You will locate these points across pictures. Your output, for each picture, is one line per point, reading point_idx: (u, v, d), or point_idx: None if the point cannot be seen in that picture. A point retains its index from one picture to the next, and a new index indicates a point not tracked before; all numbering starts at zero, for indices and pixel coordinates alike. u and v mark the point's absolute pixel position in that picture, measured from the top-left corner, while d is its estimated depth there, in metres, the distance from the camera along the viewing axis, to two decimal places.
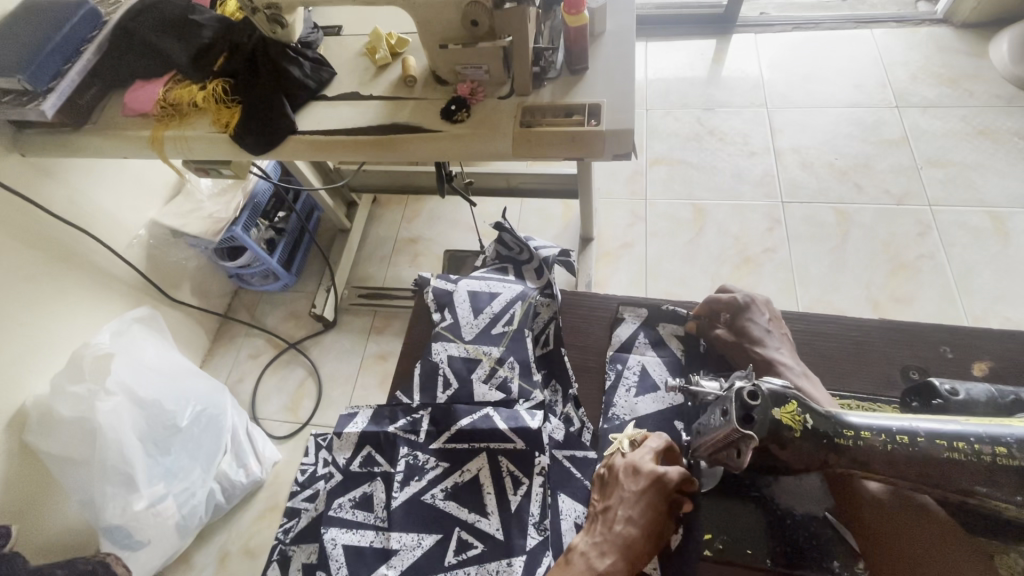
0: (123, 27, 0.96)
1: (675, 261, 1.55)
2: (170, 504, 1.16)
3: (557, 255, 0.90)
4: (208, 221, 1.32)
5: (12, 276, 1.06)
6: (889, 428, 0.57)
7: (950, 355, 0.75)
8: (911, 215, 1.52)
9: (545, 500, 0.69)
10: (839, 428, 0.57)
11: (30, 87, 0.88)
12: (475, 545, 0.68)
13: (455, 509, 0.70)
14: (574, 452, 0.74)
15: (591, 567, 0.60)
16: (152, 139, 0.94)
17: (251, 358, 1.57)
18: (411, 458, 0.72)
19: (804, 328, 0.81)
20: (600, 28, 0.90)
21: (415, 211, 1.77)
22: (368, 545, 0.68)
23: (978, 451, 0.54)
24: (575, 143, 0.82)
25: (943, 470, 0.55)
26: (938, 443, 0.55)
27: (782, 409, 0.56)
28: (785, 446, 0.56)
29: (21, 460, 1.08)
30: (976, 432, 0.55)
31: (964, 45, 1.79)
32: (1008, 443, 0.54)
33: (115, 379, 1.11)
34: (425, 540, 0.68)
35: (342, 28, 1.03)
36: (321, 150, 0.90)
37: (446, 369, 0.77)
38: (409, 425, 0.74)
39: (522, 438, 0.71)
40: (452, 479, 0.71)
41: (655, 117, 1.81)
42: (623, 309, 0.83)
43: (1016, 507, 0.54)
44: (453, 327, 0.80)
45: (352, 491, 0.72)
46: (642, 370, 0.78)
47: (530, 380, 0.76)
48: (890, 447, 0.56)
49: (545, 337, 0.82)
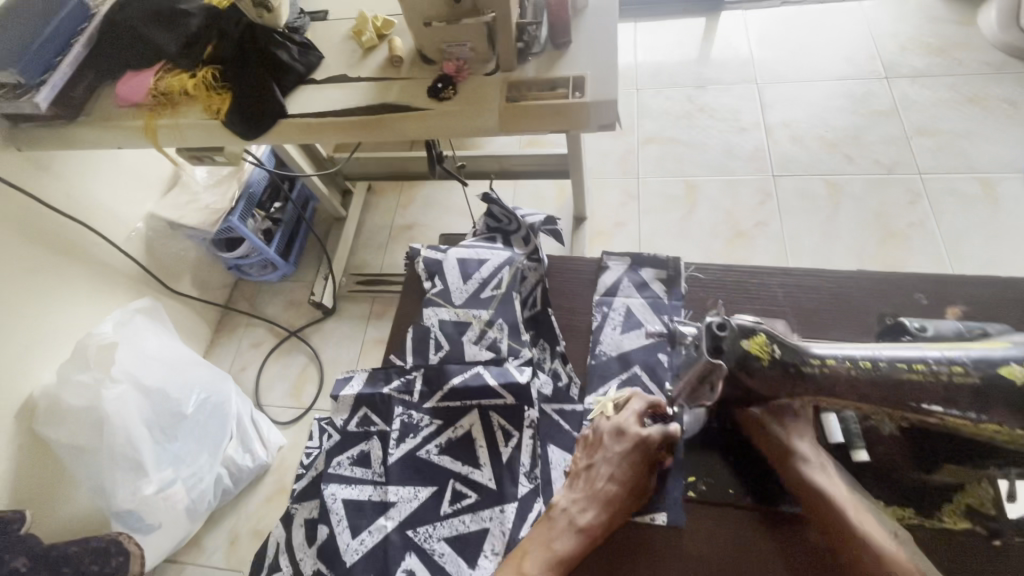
0: (111, 18, 0.97)
1: (669, 237, 1.56)
2: (179, 488, 1.19)
3: (543, 222, 0.91)
4: (205, 212, 1.34)
5: (14, 269, 1.08)
6: (853, 355, 0.56)
7: (925, 300, 0.75)
8: (902, 184, 1.54)
9: (535, 450, 0.71)
10: (805, 357, 0.57)
11: (23, 81, 0.89)
12: (470, 495, 0.70)
13: (449, 463, 0.72)
14: (563, 406, 0.75)
15: (572, 522, 0.64)
16: (145, 128, 0.95)
17: (253, 347, 1.59)
18: (405, 416, 0.74)
19: (785, 282, 0.79)
20: (583, 2, 0.91)
21: (410, 198, 1.78)
22: (367, 499, 0.71)
23: (936, 371, 0.52)
24: (560, 116, 0.84)
25: (904, 391, 0.53)
26: (898, 365, 0.54)
27: (750, 340, 0.58)
28: (753, 374, 0.58)
29: (31, 448, 1.11)
30: (934, 354, 0.54)
31: (953, 13, 1.79)
32: (964, 362, 0.52)
33: (120, 367, 1.13)
34: (421, 492, 0.70)
35: (329, 13, 1.04)
36: (309, 133, 0.92)
37: (438, 333, 0.79)
38: (403, 386, 0.76)
39: (512, 393, 0.73)
40: (446, 435, 0.73)
41: (645, 96, 1.82)
42: (605, 257, 0.84)
43: (975, 424, 0.52)
44: (443, 293, 0.82)
45: (349, 450, 0.74)
46: (627, 312, 0.80)
47: (518, 340, 0.78)
48: (853, 372, 0.55)
49: (533, 299, 0.82)
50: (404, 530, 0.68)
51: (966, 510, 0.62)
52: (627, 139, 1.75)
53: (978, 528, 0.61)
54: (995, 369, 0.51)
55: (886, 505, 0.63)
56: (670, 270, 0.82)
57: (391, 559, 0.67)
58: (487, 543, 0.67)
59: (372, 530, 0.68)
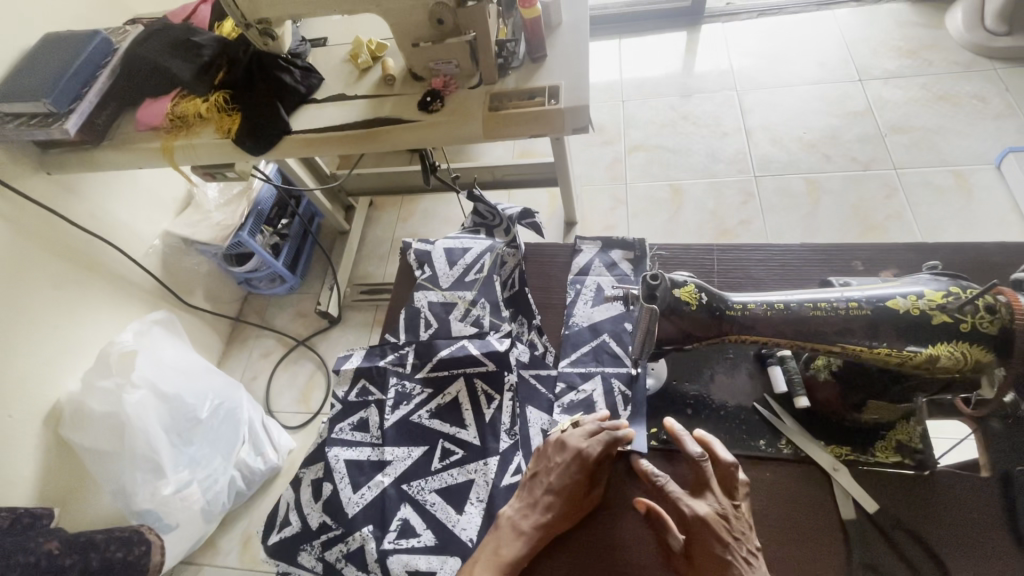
0: (133, 52, 1.08)
1: (657, 237, 1.63)
2: (195, 489, 1.25)
3: (520, 214, 0.95)
4: (217, 228, 1.43)
5: (44, 284, 1.17)
6: (769, 299, 0.65)
7: (862, 267, 0.81)
8: (878, 179, 1.61)
9: (514, 410, 0.78)
10: (729, 304, 0.65)
11: (54, 110, 0.99)
12: (457, 452, 0.77)
13: (438, 425, 0.79)
14: (539, 371, 0.81)
15: (515, 528, 0.67)
16: (163, 149, 1.04)
17: (263, 356, 1.67)
18: (399, 386, 0.81)
19: (736, 255, 0.86)
20: (556, 19, 1.01)
21: (410, 211, 1.87)
22: (365, 458, 0.77)
23: (837, 307, 0.62)
24: (538, 122, 0.92)
25: (813, 326, 0.63)
26: (807, 305, 0.63)
27: (681, 289, 0.65)
28: (683, 318, 0.65)
29: (57, 451, 1.18)
30: (836, 295, 0.64)
31: (922, 17, 1.87)
32: (859, 300, 0.62)
33: (140, 374, 1.20)
34: (414, 452, 0.77)
35: (328, 39, 1.14)
36: (308, 146, 1.01)
37: (427, 313, 0.87)
38: (397, 359, 0.83)
39: (493, 360, 0.80)
40: (435, 402, 0.80)
41: (631, 107, 1.91)
42: (579, 241, 0.90)
43: (871, 349, 0.62)
44: (431, 278, 0.90)
45: (351, 417, 0.81)
46: (598, 288, 0.85)
47: (499, 316, 0.86)
48: (769, 313, 0.64)
49: (512, 281, 0.89)
50: (400, 484, 0.75)
51: (897, 445, 0.69)
52: (615, 148, 1.83)
53: (906, 461, 0.68)
54: (883, 304, 0.61)
55: (826, 444, 0.70)
56: (636, 250, 0.88)
57: (388, 511, 0.74)
58: (473, 492, 0.74)
59: (371, 485, 0.75)
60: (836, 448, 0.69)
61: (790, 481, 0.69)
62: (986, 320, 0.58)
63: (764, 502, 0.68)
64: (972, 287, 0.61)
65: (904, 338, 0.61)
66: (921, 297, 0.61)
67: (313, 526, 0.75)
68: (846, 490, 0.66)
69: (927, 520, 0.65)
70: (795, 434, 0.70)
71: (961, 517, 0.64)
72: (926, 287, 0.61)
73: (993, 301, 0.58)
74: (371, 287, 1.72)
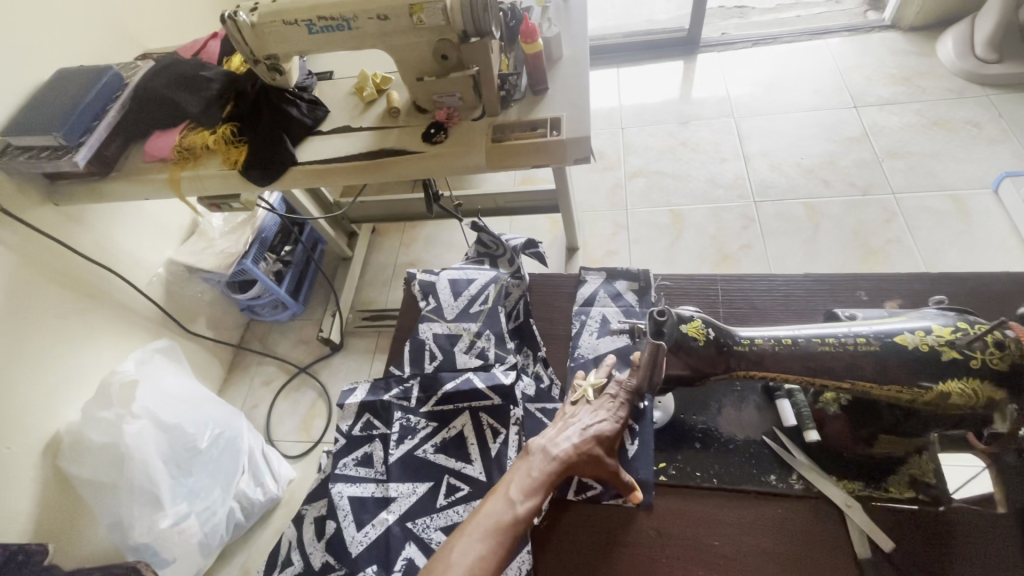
0: (144, 87, 1.10)
1: (658, 263, 1.64)
2: (193, 522, 1.23)
3: (524, 244, 0.96)
4: (221, 256, 1.44)
5: (49, 313, 1.17)
6: (776, 334, 0.65)
7: (865, 297, 0.81)
8: (877, 204, 1.62)
9: (521, 444, 0.77)
10: (737, 339, 0.65)
11: (64, 142, 1.00)
12: (463, 488, 0.75)
13: (444, 460, 0.77)
14: (545, 404, 0.80)
15: (548, 453, 0.65)
16: (170, 180, 1.06)
17: (264, 384, 1.66)
18: (404, 420, 0.81)
19: (741, 287, 0.85)
20: (557, 53, 1.04)
21: (412, 237, 1.89)
22: (369, 495, 0.76)
23: (844, 342, 0.62)
24: (541, 152, 0.94)
25: (822, 363, 0.63)
26: (815, 341, 0.63)
27: (687, 324, 0.65)
28: (692, 355, 0.64)
29: (54, 484, 1.16)
30: (843, 329, 0.64)
31: (913, 46, 1.92)
32: (868, 335, 0.62)
33: (140, 404, 1.19)
34: (419, 488, 0.76)
35: (334, 73, 1.17)
36: (313, 176, 1.01)
37: (432, 344, 0.87)
38: (401, 392, 0.83)
39: (498, 394, 0.79)
40: (440, 435, 0.79)
41: (630, 134, 1.94)
42: (584, 271, 0.91)
43: (880, 387, 0.62)
44: (436, 309, 0.90)
45: (354, 452, 0.80)
46: (603, 319, 0.85)
47: (504, 348, 0.85)
48: (776, 348, 0.64)
49: (517, 312, 0.90)
50: (404, 522, 0.73)
51: (910, 480, 0.68)
52: (615, 174, 1.86)
53: (921, 497, 0.66)
54: (890, 339, 0.61)
55: (838, 479, 0.69)
56: (641, 280, 0.88)
57: (393, 550, 0.72)
58: None
59: (375, 523, 0.73)
60: (850, 484, 0.68)
61: (802, 518, 0.67)
62: (995, 356, 0.58)
63: (778, 541, 0.66)
64: (980, 323, 0.61)
65: (915, 376, 0.60)
66: (929, 332, 0.61)
67: (315, 566, 0.73)
68: (860, 526, 0.65)
69: (941, 555, 0.63)
70: (805, 469, 0.69)
71: (976, 551, 0.63)
72: (934, 322, 0.61)
73: (1002, 337, 0.59)
74: (374, 313, 1.73)
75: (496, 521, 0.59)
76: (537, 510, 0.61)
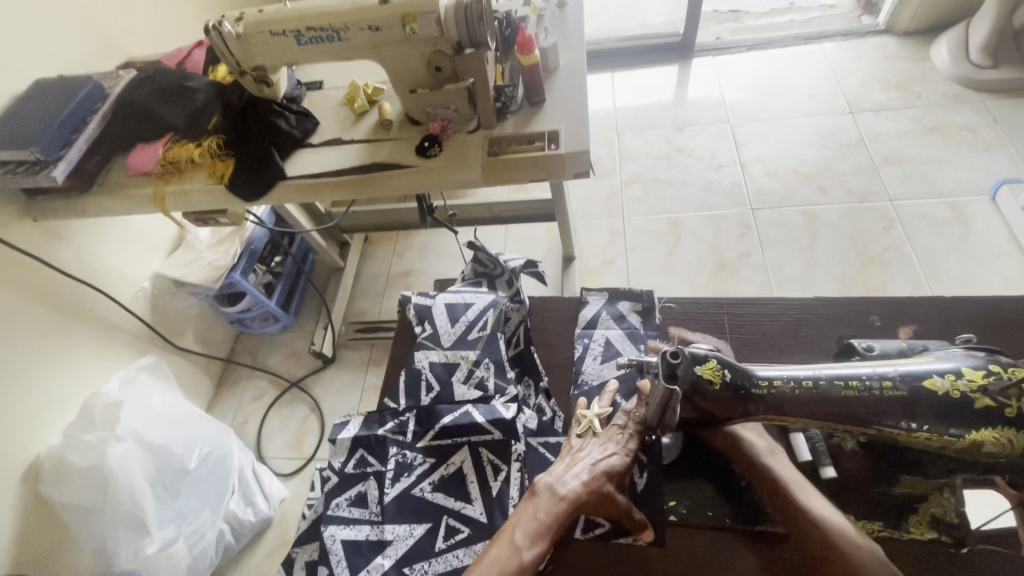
0: (125, 97, 1.05)
1: (656, 272, 1.62)
2: (181, 546, 1.18)
3: (524, 265, 0.97)
4: (209, 269, 1.40)
5: (28, 332, 1.13)
6: (797, 375, 0.62)
7: (879, 322, 0.79)
8: (875, 211, 1.61)
9: (523, 483, 0.75)
10: (755, 381, 0.62)
11: (41, 157, 0.96)
12: (463, 530, 0.72)
13: (443, 499, 0.75)
14: (548, 439, 0.79)
15: (554, 493, 0.65)
16: (154, 196, 1.02)
17: (255, 399, 1.62)
18: (400, 456, 0.78)
19: (753, 312, 0.83)
20: (553, 64, 1.02)
21: (405, 246, 1.86)
22: (364, 538, 0.73)
23: (869, 386, 0.59)
24: (539, 166, 0.91)
25: (844, 407, 0.60)
26: (837, 383, 0.60)
27: (703, 366, 0.62)
28: (707, 398, 0.62)
29: (34, 511, 1.11)
30: (866, 371, 0.61)
31: (909, 51, 1.91)
32: (893, 377, 0.59)
33: (124, 426, 1.15)
34: (416, 530, 0.73)
35: (324, 82, 1.14)
36: (307, 191, 0.98)
37: (429, 374, 0.85)
38: (397, 426, 0.80)
39: (499, 428, 0.78)
40: (438, 472, 0.77)
41: (626, 140, 1.92)
42: (584, 292, 0.89)
43: (908, 433, 0.59)
44: (433, 336, 0.88)
45: (348, 491, 0.78)
46: (607, 343, 0.83)
47: (504, 377, 0.83)
48: (796, 391, 0.61)
49: (517, 339, 0.88)
50: (401, 567, 0.70)
51: (932, 520, 0.64)
52: (611, 181, 1.83)
53: (943, 537, 0.64)
54: (918, 382, 0.58)
55: (856, 518, 0.66)
56: (644, 302, 0.87)
57: None
58: None
59: (369, 569, 0.71)
60: (868, 524, 0.66)
61: None
62: None
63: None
64: (1011, 364, 0.58)
65: (944, 422, 0.57)
66: (960, 376, 0.58)
67: None
68: None
69: None
70: None
71: None
72: (963, 364, 0.59)
73: None
74: (367, 325, 1.68)
75: (502, 568, 0.59)
76: (544, 555, 0.61)
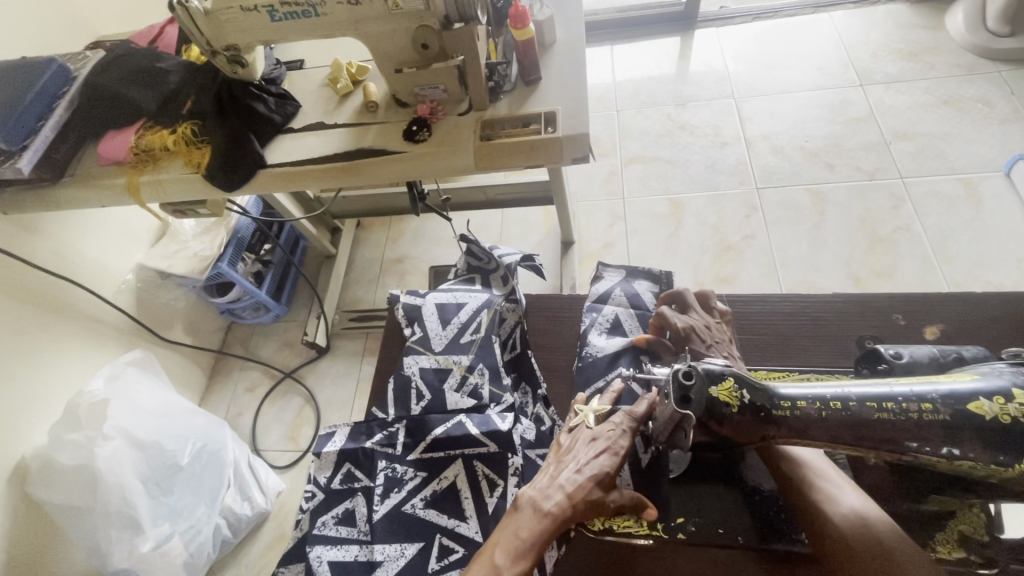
0: (92, 78, 0.98)
1: (658, 256, 1.56)
2: (176, 543, 1.15)
3: (520, 260, 0.92)
4: (194, 260, 1.35)
5: (5, 330, 1.08)
6: (822, 395, 0.58)
7: (902, 321, 0.79)
8: (885, 189, 1.55)
9: None
10: (776, 401, 0.58)
11: (4, 147, 0.89)
12: (456, 550, 0.71)
13: (436, 517, 0.73)
14: (546, 450, 0.76)
15: (538, 508, 0.60)
16: (127, 185, 0.96)
17: (248, 391, 1.59)
18: (390, 470, 0.76)
19: (761, 309, 0.84)
20: (549, 38, 0.95)
21: (399, 232, 1.80)
22: (352, 559, 0.71)
23: (905, 408, 0.55)
24: (534, 151, 0.85)
25: (876, 431, 0.56)
26: (869, 405, 0.56)
27: (718, 387, 0.57)
28: (723, 422, 0.58)
29: (23, 512, 1.09)
30: (902, 391, 0.56)
31: (921, 18, 1.82)
32: (933, 399, 0.55)
33: (112, 424, 1.12)
34: (408, 549, 0.71)
35: (304, 62, 1.07)
36: (288, 180, 0.92)
37: (419, 382, 0.82)
38: (385, 439, 0.78)
39: (494, 441, 0.75)
40: (430, 488, 0.75)
41: (626, 117, 1.84)
42: (602, 268, 0.89)
43: (948, 460, 0.55)
44: (423, 340, 0.85)
45: (334, 509, 0.75)
46: (616, 319, 0.83)
47: (499, 385, 0.81)
48: (822, 413, 0.57)
49: (512, 342, 0.85)
50: None
51: (960, 537, 0.63)
52: (611, 160, 1.76)
53: (971, 557, 0.62)
54: (961, 406, 0.54)
55: None
56: (663, 282, 0.87)
57: None
58: None
59: None
60: None
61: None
62: None
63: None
64: None
65: (990, 449, 0.53)
66: (1010, 399, 0.53)
67: None
68: None
69: None
70: None
71: None
72: (1012, 384, 0.54)
73: None
74: (362, 313, 1.65)
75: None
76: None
